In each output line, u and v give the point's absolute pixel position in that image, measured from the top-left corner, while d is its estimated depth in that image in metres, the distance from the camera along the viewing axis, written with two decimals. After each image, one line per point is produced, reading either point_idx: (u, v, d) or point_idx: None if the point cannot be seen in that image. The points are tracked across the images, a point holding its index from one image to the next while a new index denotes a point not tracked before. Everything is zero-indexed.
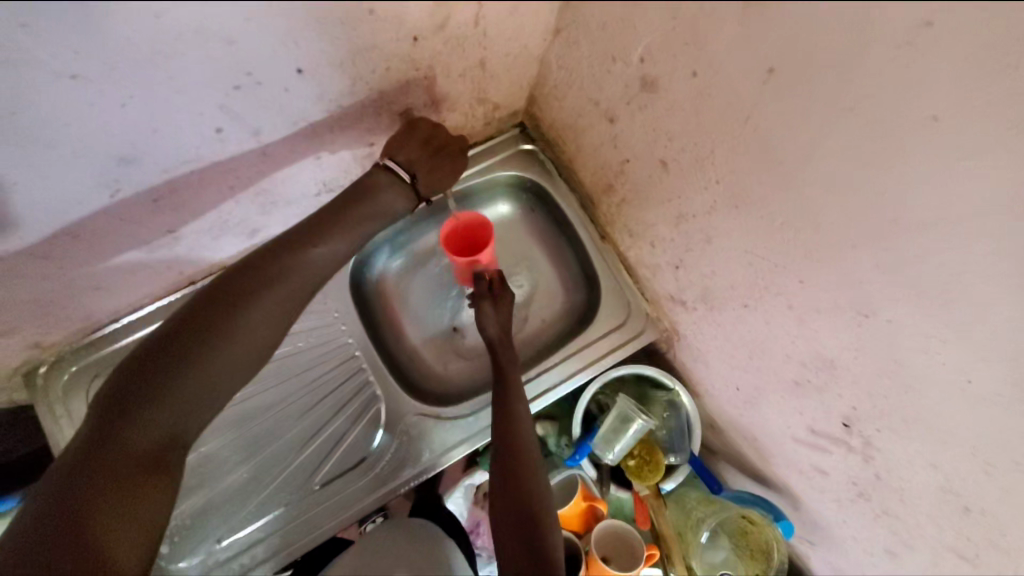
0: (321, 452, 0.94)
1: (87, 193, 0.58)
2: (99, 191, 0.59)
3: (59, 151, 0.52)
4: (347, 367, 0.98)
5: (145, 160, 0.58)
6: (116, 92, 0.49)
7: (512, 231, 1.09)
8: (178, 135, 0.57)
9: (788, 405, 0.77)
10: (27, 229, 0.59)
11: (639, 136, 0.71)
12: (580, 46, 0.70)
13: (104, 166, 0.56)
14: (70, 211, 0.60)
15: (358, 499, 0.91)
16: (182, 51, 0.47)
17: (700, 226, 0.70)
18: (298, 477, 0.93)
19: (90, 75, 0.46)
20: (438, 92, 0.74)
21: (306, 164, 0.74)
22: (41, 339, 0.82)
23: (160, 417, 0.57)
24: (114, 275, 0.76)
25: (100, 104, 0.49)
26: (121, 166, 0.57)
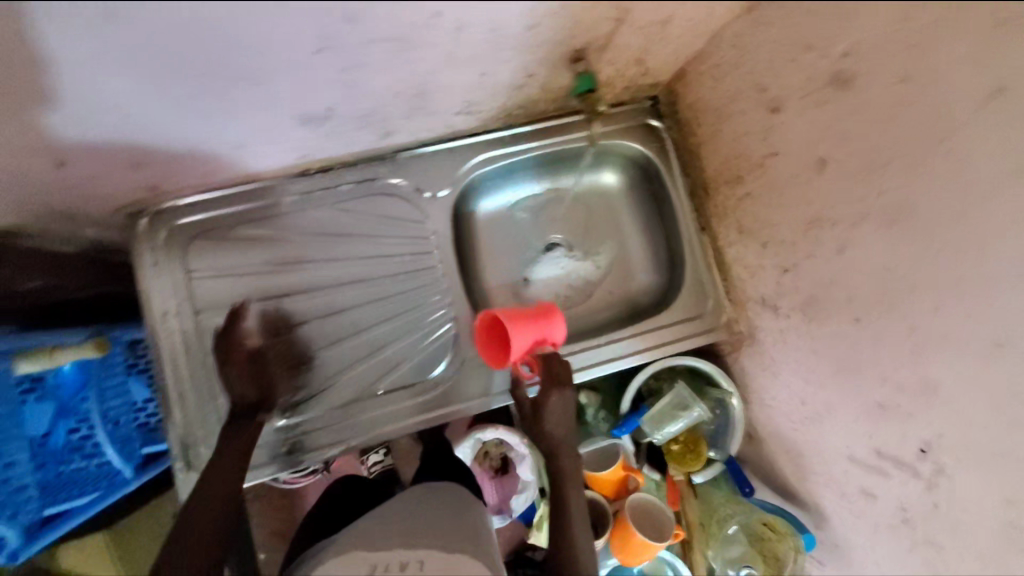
0: (375, 372, 0.95)
1: (291, 41, 0.58)
2: (304, 41, 0.58)
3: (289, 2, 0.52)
4: (419, 294, 0.97)
5: (361, 22, 0.57)
6: None
7: (609, 202, 1.11)
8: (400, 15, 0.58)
9: (859, 425, 0.79)
10: (227, 61, 0.59)
11: (801, 131, 0.72)
12: (770, 28, 0.71)
13: (326, 18, 0.56)
14: (266, 61, 0.60)
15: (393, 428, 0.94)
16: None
17: (838, 233, 0.72)
18: (362, 380, 0.95)
19: None
20: (614, 39, 0.74)
21: (470, 74, 0.74)
22: (159, 183, 0.83)
23: (220, 491, 0.78)
24: (258, 134, 0.76)
25: None
26: (343, 22, 0.57)
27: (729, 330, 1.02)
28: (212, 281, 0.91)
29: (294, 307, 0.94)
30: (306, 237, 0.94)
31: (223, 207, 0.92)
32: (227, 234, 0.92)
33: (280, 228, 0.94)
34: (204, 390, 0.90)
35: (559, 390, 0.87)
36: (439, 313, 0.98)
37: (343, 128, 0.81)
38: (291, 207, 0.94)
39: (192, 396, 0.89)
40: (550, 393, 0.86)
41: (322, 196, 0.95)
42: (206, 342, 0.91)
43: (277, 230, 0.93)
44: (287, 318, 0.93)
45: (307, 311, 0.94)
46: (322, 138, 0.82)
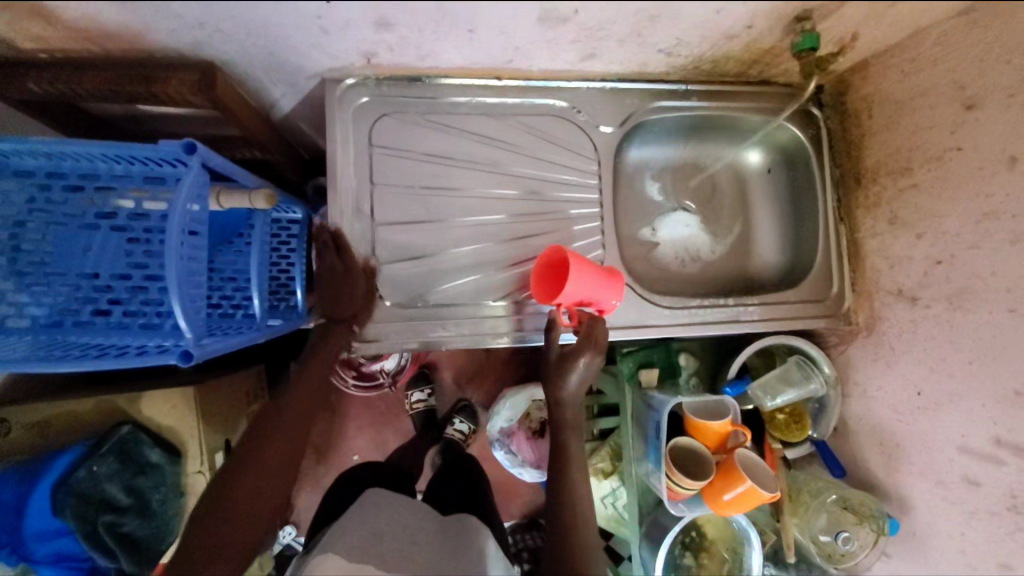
0: (473, 288, 1.01)
1: None
2: None
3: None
4: (518, 228, 1.02)
5: None
6: None
7: (746, 181, 1.16)
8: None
9: (982, 413, 0.84)
10: None
11: (995, 131, 0.79)
12: (987, 30, 0.78)
13: None
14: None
15: (457, 340, 0.99)
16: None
17: (1013, 225, 0.78)
18: (454, 296, 1.00)
19: None
20: (838, 14, 0.81)
21: (702, 15, 0.80)
22: (377, 53, 0.88)
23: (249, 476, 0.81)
24: (496, 26, 0.81)
25: None
26: None
27: (847, 320, 1.06)
28: (390, 160, 0.98)
29: (455, 201, 1.00)
30: (480, 139, 1.01)
31: (414, 93, 0.98)
32: (412, 121, 0.99)
33: (465, 126, 1.00)
34: (365, 254, 0.97)
35: (591, 354, 0.90)
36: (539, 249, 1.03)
37: (563, 40, 0.86)
38: (474, 109, 1.00)
39: (349, 258, 0.96)
40: (583, 352, 0.89)
41: (506, 108, 1.01)
42: (377, 214, 0.97)
43: (462, 127, 1.00)
44: (448, 212, 1.00)
45: (460, 208, 1.00)
46: (542, 45, 0.87)
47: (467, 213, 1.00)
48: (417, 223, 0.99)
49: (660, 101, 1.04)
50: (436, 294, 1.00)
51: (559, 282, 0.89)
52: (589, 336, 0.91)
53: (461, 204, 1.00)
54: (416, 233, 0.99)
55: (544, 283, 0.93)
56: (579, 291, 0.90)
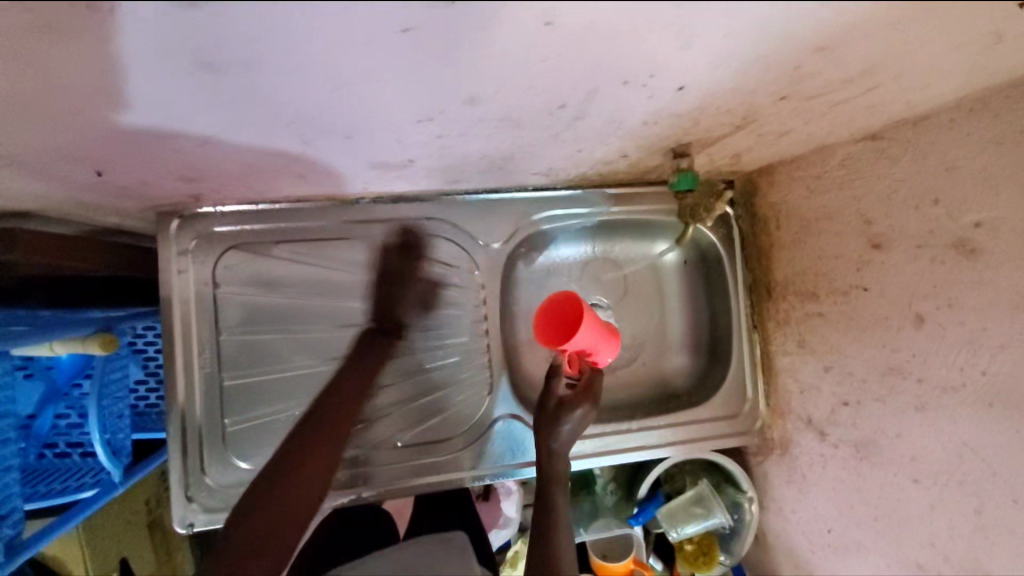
0: (423, 411, 0.91)
1: (404, 110, 0.52)
2: (416, 113, 0.52)
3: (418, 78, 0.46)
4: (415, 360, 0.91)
5: (488, 104, 0.51)
6: (542, 50, 0.41)
7: (660, 276, 1.06)
8: (521, 96, 0.49)
9: (888, 574, 0.77)
10: (326, 120, 0.53)
11: (901, 279, 0.68)
12: (895, 164, 0.66)
13: (447, 99, 0.49)
14: (339, 108, 0.51)
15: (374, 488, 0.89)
16: (637, 47, 0.42)
17: (917, 390, 0.68)
18: (378, 430, 0.90)
19: (561, 33, 0.39)
20: (725, 141, 0.69)
21: (567, 152, 0.68)
22: (203, 194, 0.76)
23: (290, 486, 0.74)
24: (323, 171, 0.70)
25: (517, 57, 0.42)
26: (461, 103, 0.50)
27: (762, 435, 0.99)
28: (237, 299, 0.84)
29: (319, 339, 0.86)
30: (344, 264, 0.87)
31: (261, 222, 0.84)
32: (264, 252, 0.85)
33: (326, 252, 0.86)
34: (214, 412, 0.83)
35: (587, 407, 0.84)
36: (455, 379, 0.93)
37: (415, 175, 0.74)
38: (332, 233, 0.86)
39: (203, 419, 0.83)
40: (578, 404, 0.83)
41: (373, 230, 0.88)
42: (226, 362, 0.83)
43: (321, 254, 0.86)
44: (323, 347, 0.86)
45: (324, 346, 0.86)
46: (391, 180, 0.75)
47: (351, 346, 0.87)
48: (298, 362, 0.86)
49: (545, 210, 0.93)
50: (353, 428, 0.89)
51: (564, 330, 0.78)
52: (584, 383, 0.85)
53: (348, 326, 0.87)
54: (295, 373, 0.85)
55: (546, 328, 0.79)
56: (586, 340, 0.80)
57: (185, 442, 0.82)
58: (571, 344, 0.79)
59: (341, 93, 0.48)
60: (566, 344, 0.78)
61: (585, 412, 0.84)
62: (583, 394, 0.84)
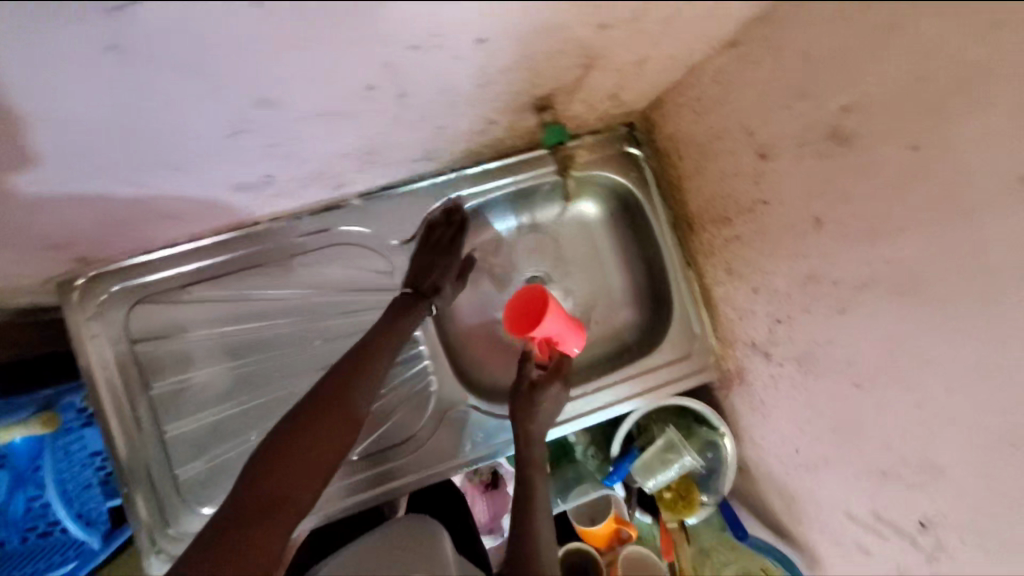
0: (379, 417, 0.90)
1: (204, 127, 0.48)
2: (217, 126, 0.49)
3: (191, 84, 0.43)
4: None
5: (286, 103, 0.48)
6: (289, 32, 0.40)
7: (590, 234, 1.03)
8: (306, 88, 0.46)
9: (856, 484, 0.75)
10: (134, 156, 0.51)
11: (794, 184, 0.65)
12: (759, 67, 0.62)
13: (238, 105, 0.46)
14: (134, 138, 0.48)
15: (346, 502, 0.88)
16: (391, 0, 0.39)
17: (834, 295, 0.65)
18: None
19: (275, 6, 0.37)
20: (585, 82, 0.67)
21: (427, 133, 0.65)
22: (90, 255, 0.75)
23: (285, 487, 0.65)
24: (186, 205, 0.69)
25: (268, 43, 0.40)
26: (256, 107, 0.47)
27: (720, 368, 0.98)
28: (157, 350, 0.83)
29: (247, 370, 0.85)
30: (256, 290, 0.86)
31: (162, 271, 0.84)
32: (175, 298, 0.84)
33: (234, 284, 0.85)
34: (161, 466, 0.83)
35: (558, 387, 0.83)
36: (404, 376, 0.90)
37: (290, 190, 0.72)
38: (235, 265, 0.85)
39: (149, 475, 0.82)
40: (550, 385, 0.83)
41: (278, 253, 0.86)
42: (161, 416, 0.83)
43: (231, 286, 0.85)
44: (261, 377, 0.85)
45: (253, 375, 0.85)
46: (270, 201, 0.73)
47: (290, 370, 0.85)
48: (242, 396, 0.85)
49: (450, 194, 0.91)
50: None
51: (532, 319, 0.83)
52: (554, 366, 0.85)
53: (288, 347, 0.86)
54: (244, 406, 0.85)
55: (515, 317, 0.84)
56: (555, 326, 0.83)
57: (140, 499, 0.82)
58: (539, 330, 0.82)
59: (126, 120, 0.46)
60: (534, 331, 0.82)
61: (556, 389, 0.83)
62: (553, 376, 0.84)
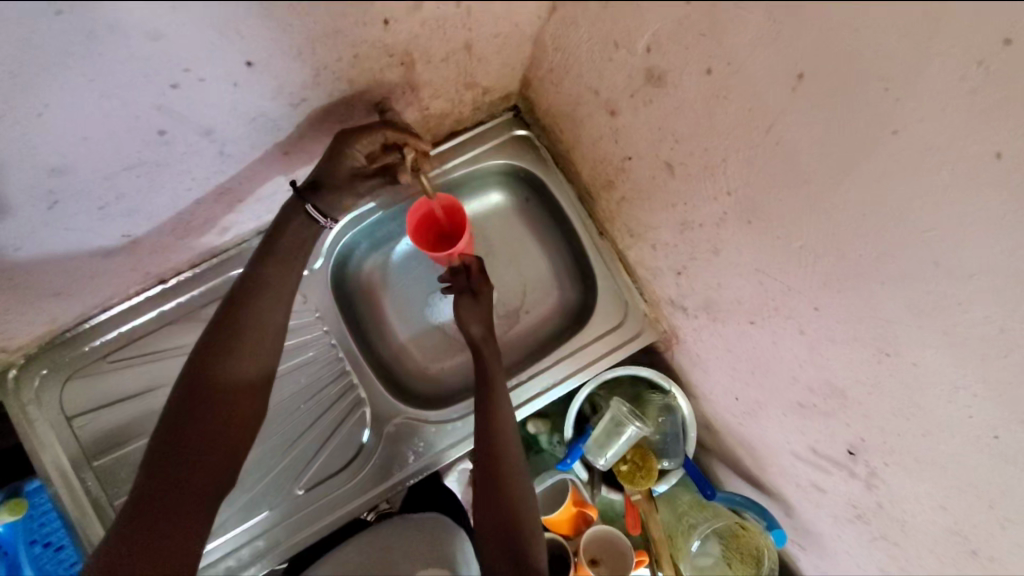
0: (320, 442, 0.92)
1: (21, 205, 0.52)
2: (34, 203, 0.53)
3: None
4: (292, 403, 0.91)
5: (80, 167, 0.51)
6: (26, 99, 0.42)
7: (504, 223, 1.02)
8: (100, 159, 0.51)
9: (790, 423, 0.73)
10: None
11: (643, 133, 0.63)
12: (577, 26, 0.61)
13: (35, 177, 0.50)
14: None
15: (304, 536, 0.88)
16: (110, 48, 0.40)
17: (707, 236, 0.64)
18: (283, 481, 0.90)
19: None
20: (417, 78, 0.66)
21: (273, 161, 0.66)
22: (8, 341, 0.79)
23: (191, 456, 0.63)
24: (67, 278, 0.71)
25: (12, 114, 0.43)
26: (54, 177, 0.51)
27: (657, 332, 0.95)
28: (96, 419, 0.87)
29: None
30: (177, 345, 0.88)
31: (82, 346, 0.86)
32: (102, 369, 0.87)
33: (156, 344, 0.88)
34: None
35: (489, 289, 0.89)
36: (336, 403, 0.92)
37: (169, 243, 0.74)
38: (152, 325, 0.88)
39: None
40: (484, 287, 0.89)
41: (190, 305, 0.88)
42: (112, 484, 0.86)
43: (153, 346, 0.88)
44: None
45: None
46: (156, 256, 0.76)
47: None
48: None
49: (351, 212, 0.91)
50: (257, 489, 0.89)
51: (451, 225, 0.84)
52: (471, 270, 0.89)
53: None
54: None
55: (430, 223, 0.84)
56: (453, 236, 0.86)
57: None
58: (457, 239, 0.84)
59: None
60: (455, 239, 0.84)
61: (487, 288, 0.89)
62: (480, 278, 0.89)
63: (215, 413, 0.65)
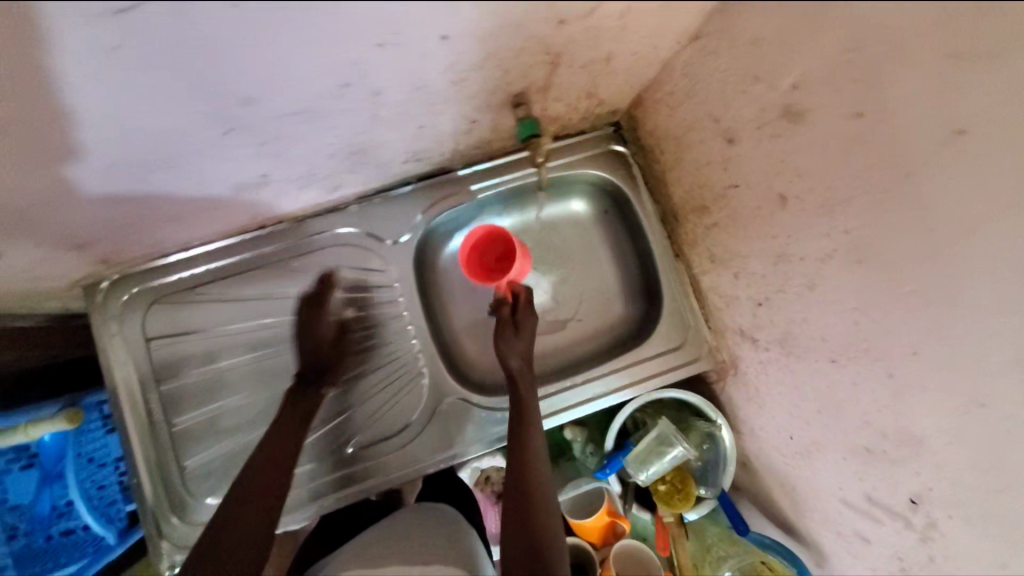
0: (375, 407, 0.94)
1: (201, 125, 0.56)
2: (213, 125, 0.56)
3: (178, 91, 0.50)
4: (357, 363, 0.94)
5: (267, 101, 0.55)
6: (258, 29, 0.45)
7: (580, 231, 1.06)
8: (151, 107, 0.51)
9: (847, 466, 0.74)
10: (142, 148, 0.57)
11: (759, 164, 0.67)
12: (717, 57, 0.66)
13: (228, 103, 0.54)
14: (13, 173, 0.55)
15: (370, 483, 0.92)
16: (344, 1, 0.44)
17: (805, 270, 0.67)
18: (334, 436, 0.93)
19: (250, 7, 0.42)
20: (554, 79, 0.70)
21: (407, 130, 0.71)
22: (110, 256, 0.82)
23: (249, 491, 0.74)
24: (191, 207, 0.75)
25: (245, 39, 0.46)
26: (242, 106, 0.54)
27: (713, 359, 0.97)
28: (172, 346, 0.89)
29: (251, 365, 0.91)
30: (263, 288, 0.91)
31: (169, 274, 0.89)
32: (184, 297, 0.89)
33: (245, 282, 0.91)
34: (173, 457, 0.87)
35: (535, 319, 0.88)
36: (398, 374, 0.95)
37: (286, 189, 0.79)
38: (241, 265, 0.91)
39: (158, 464, 0.87)
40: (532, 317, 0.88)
41: (280, 250, 0.92)
42: (172, 407, 0.89)
43: (240, 284, 0.91)
44: (264, 372, 0.91)
45: (256, 370, 0.91)
46: (268, 201, 0.80)
47: (291, 366, 0.92)
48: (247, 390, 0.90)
49: (443, 193, 0.95)
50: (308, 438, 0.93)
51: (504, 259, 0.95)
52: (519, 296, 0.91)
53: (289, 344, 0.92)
54: (246, 399, 0.90)
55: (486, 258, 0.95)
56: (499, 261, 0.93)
57: (152, 490, 0.86)
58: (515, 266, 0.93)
59: (78, 127, 0.52)
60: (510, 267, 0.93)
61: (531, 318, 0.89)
62: (525, 309, 0.89)
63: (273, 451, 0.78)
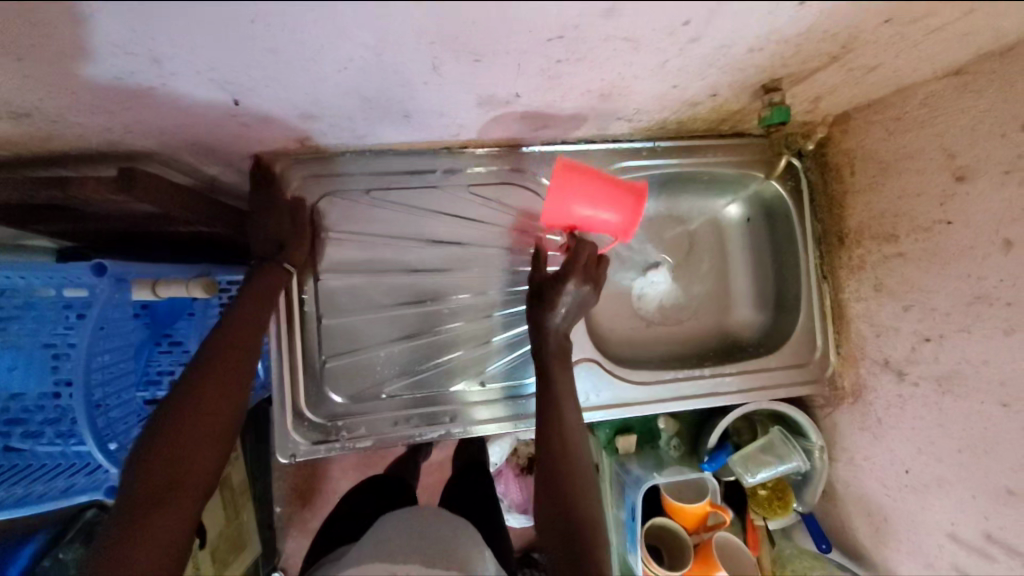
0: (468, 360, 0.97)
1: (542, 28, 0.54)
2: (551, 30, 0.55)
3: (547, 2, 0.50)
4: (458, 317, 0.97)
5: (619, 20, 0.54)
6: None
7: (723, 233, 1.08)
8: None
9: (971, 505, 0.78)
10: (472, 38, 0.56)
11: (991, 206, 0.71)
12: (983, 94, 0.69)
13: (588, 14, 0.52)
14: (193, 40, 0.53)
15: (363, 435, 0.93)
16: None
17: (1008, 315, 0.70)
18: (433, 377, 0.97)
19: None
20: (813, 77, 0.72)
21: (663, 87, 0.72)
22: (312, 136, 0.82)
23: (183, 425, 0.71)
24: (434, 110, 0.74)
25: None
26: (596, 20, 0.53)
27: (832, 384, 1.00)
28: (336, 245, 0.93)
29: (397, 282, 0.95)
30: (422, 215, 0.94)
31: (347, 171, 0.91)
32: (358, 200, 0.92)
33: (411, 204, 0.94)
34: (313, 351, 0.93)
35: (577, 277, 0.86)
36: (523, 330, 0.98)
37: (510, 116, 0.79)
38: (414, 183, 0.93)
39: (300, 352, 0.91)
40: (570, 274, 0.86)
41: (460, 179, 0.94)
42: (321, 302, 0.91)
43: (405, 204, 0.93)
44: (407, 293, 0.95)
45: (397, 292, 0.95)
46: (490, 122, 0.80)
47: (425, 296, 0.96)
48: (386, 308, 0.95)
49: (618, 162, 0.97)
50: (419, 370, 0.96)
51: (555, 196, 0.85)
52: (580, 255, 0.87)
53: (423, 277, 0.95)
54: (383, 316, 0.95)
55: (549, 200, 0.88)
56: (596, 217, 0.86)
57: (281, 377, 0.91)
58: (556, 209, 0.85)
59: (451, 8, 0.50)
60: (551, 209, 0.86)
61: (584, 287, 0.86)
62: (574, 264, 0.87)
63: (207, 380, 0.74)
